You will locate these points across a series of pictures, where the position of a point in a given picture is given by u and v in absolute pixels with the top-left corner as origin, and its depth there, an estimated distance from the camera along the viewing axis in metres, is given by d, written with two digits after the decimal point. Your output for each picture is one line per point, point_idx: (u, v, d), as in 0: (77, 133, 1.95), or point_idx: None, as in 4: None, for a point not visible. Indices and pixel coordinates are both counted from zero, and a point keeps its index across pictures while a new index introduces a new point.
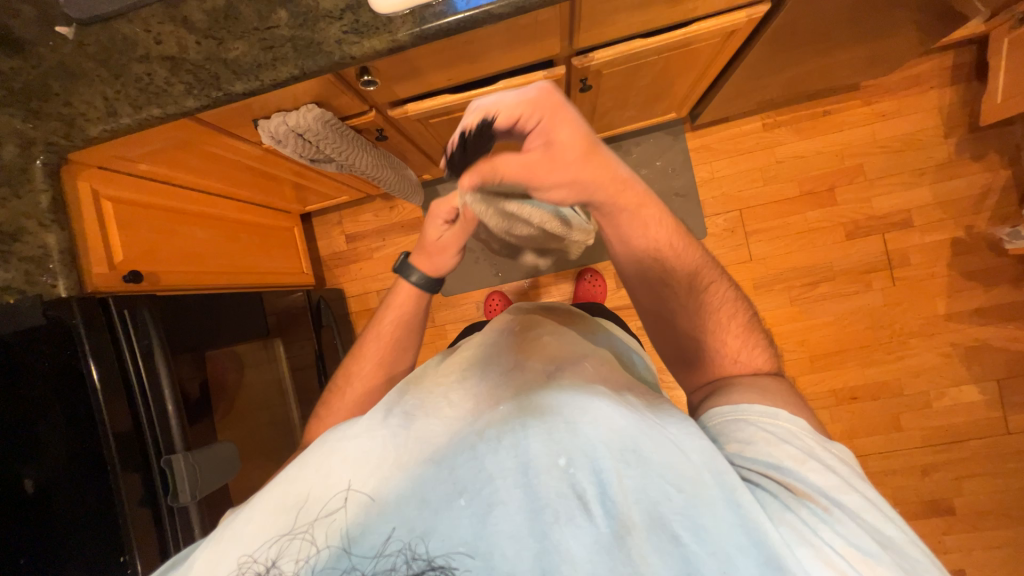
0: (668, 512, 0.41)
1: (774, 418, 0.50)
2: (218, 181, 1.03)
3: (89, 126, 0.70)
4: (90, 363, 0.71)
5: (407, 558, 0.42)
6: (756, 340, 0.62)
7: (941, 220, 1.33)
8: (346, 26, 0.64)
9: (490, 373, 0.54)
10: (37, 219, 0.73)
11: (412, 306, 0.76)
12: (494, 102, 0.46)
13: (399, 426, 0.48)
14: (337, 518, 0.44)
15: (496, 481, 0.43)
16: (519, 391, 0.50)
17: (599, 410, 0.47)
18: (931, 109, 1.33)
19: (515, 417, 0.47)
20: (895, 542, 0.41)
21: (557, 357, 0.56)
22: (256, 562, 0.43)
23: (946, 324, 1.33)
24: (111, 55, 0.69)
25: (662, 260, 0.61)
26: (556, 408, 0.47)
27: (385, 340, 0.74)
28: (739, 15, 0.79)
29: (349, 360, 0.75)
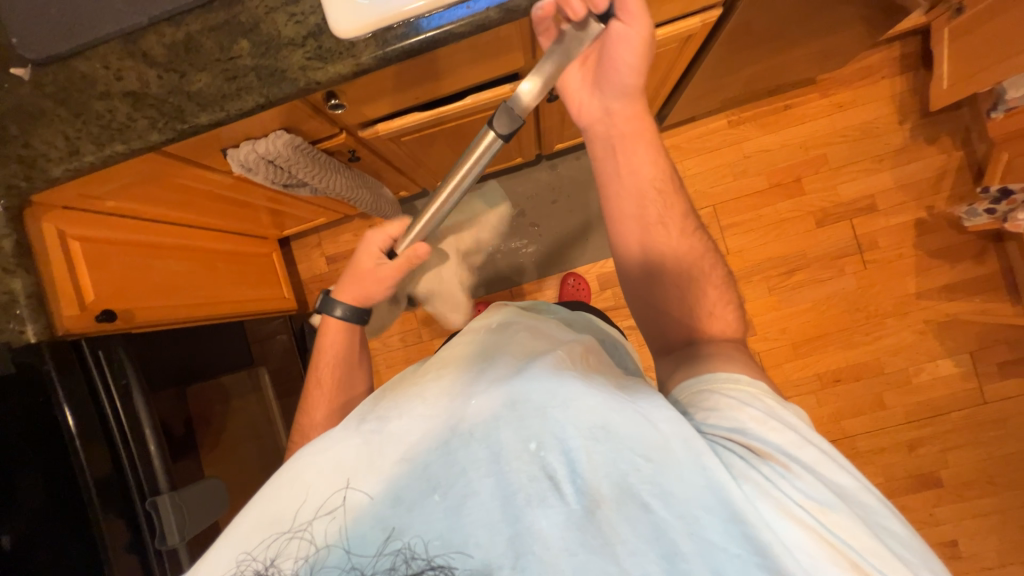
0: (637, 482, 0.41)
1: (737, 383, 0.51)
2: (190, 213, 1.02)
3: (50, 166, 0.69)
4: (65, 409, 0.70)
5: (406, 557, 0.41)
6: (730, 298, 0.64)
7: (904, 203, 1.39)
8: (309, 52, 0.64)
9: (466, 360, 0.51)
10: (1, 265, 0.71)
11: (345, 341, 0.76)
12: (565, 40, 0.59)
13: (372, 431, 0.46)
14: (332, 519, 0.43)
15: (470, 473, 0.42)
16: (486, 381, 0.47)
17: (571, 393, 0.44)
18: (884, 98, 1.39)
19: (483, 407, 0.44)
20: (848, 490, 0.43)
21: (534, 343, 0.54)
22: (255, 560, 0.43)
23: (918, 302, 1.38)
24: (71, 94, 0.68)
25: (659, 198, 0.62)
26: (525, 393, 0.44)
27: (328, 386, 0.73)
28: (693, 21, 0.82)
29: (302, 416, 0.74)
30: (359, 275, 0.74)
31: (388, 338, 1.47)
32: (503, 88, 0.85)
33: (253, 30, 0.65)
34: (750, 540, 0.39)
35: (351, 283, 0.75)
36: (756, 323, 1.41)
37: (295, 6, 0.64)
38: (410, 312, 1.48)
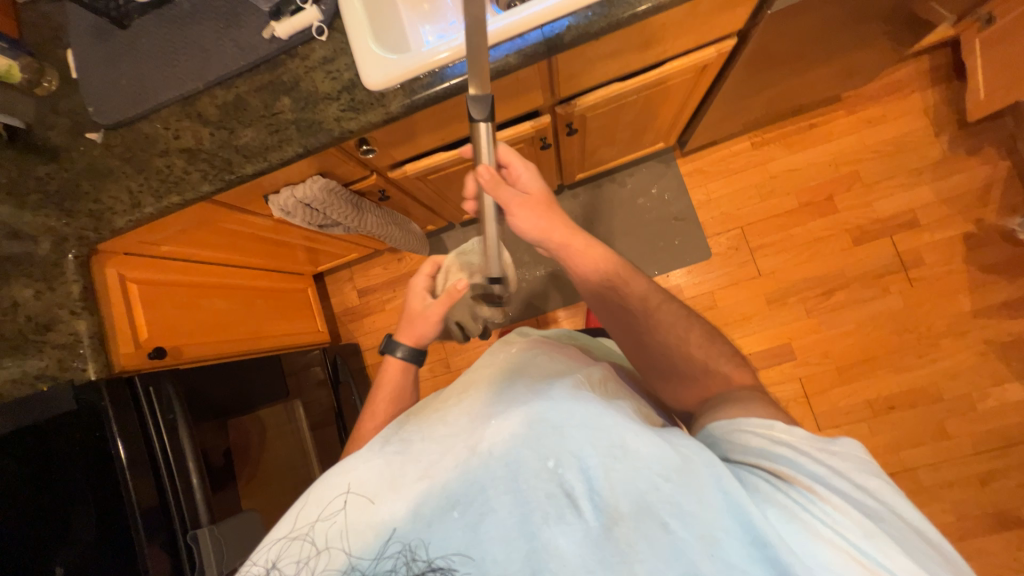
0: (656, 501, 0.40)
1: (771, 430, 0.45)
2: (235, 254, 1.09)
3: (116, 218, 0.76)
4: (118, 443, 0.73)
5: (406, 559, 0.41)
6: (719, 348, 0.61)
7: (949, 217, 1.32)
8: (343, 105, 0.69)
9: (489, 382, 0.50)
10: (69, 308, 0.78)
11: (399, 382, 0.71)
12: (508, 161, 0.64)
13: (395, 452, 0.45)
14: (336, 521, 0.42)
15: (489, 491, 0.42)
16: (503, 403, 0.46)
17: (592, 413, 0.43)
18: (916, 111, 1.36)
19: (503, 427, 0.44)
20: (886, 519, 0.40)
21: (550, 364, 0.54)
22: (255, 565, 0.42)
23: (975, 321, 1.29)
24: (136, 153, 0.76)
25: (614, 286, 0.64)
26: (545, 413, 0.44)
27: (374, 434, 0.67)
28: (708, 51, 0.84)
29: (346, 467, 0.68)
30: (411, 313, 0.74)
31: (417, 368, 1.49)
32: (524, 125, 0.89)
33: (294, 88, 0.71)
34: (772, 562, 0.38)
35: (407, 320, 0.74)
36: (795, 347, 1.34)
37: (332, 65, 0.71)
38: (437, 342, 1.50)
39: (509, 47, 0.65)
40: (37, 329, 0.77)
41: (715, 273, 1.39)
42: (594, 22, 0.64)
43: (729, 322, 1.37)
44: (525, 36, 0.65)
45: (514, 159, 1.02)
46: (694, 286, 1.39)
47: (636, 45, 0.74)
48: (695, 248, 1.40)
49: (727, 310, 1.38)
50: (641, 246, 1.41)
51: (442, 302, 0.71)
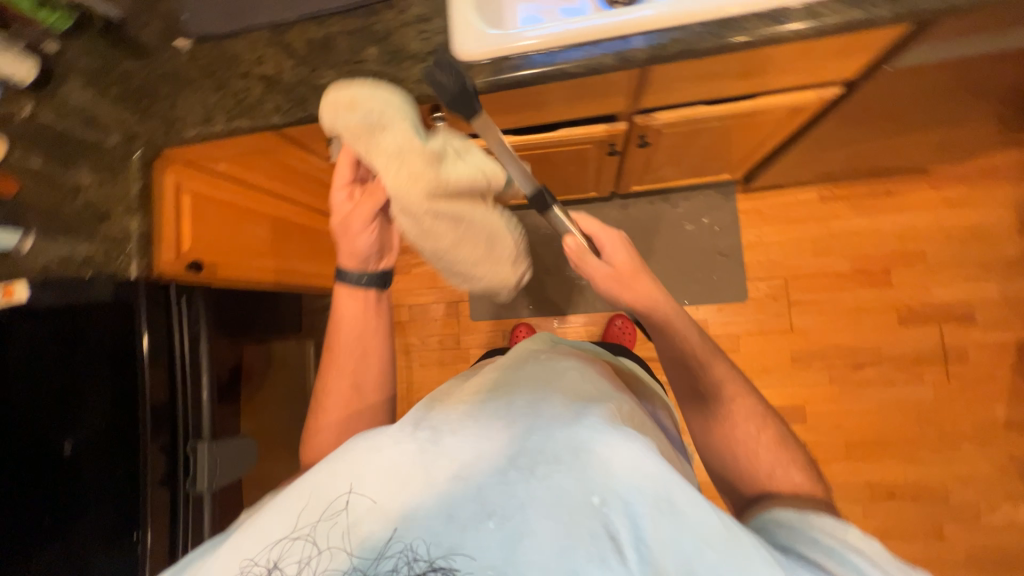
0: (700, 568, 0.39)
1: (845, 534, 0.45)
2: (285, 187, 1.10)
3: (186, 128, 0.77)
4: (143, 337, 0.78)
5: (407, 560, 0.41)
6: (791, 458, 0.61)
7: (1007, 320, 1.25)
8: (428, 68, 0.68)
9: (526, 391, 0.51)
10: (125, 205, 0.81)
11: (362, 307, 0.73)
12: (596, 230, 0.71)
13: (428, 442, 0.46)
14: (336, 523, 0.43)
15: (529, 510, 0.41)
16: (544, 424, 0.47)
17: (636, 454, 0.43)
18: (1004, 203, 1.27)
19: (546, 450, 0.44)
20: None
21: (586, 388, 0.53)
22: (255, 565, 0.42)
23: (1005, 433, 1.23)
24: (218, 69, 0.76)
25: (693, 363, 0.68)
26: (589, 445, 0.44)
27: (346, 355, 0.73)
28: (808, 94, 0.79)
29: (320, 380, 0.74)
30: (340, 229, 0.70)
31: (428, 338, 1.51)
32: (598, 127, 0.86)
33: (384, 41, 0.70)
34: None
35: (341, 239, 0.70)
36: (809, 411, 1.31)
37: (425, 25, 0.70)
38: (453, 317, 1.50)
39: (607, 46, 0.63)
40: (94, 217, 0.80)
41: (745, 318, 1.35)
42: (701, 40, 0.61)
43: (748, 370, 1.34)
44: (627, 39, 0.63)
45: (577, 158, 1.00)
46: (721, 325, 1.36)
47: (736, 72, 0.71)
48: (732, 288, 1.36)
49: (748, 357, 1.34)
50: (679, 272, 1.38)
51: (366, 198, 0.67)
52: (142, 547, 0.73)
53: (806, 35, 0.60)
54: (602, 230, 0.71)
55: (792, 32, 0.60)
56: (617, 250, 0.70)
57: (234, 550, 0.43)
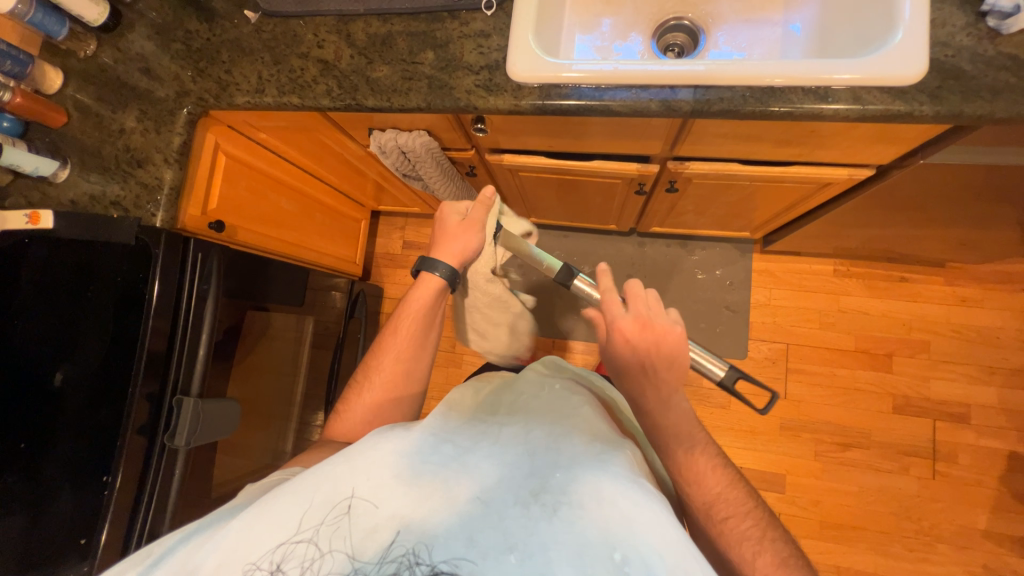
0: None
1: None
2: (317, 164, 1.12)
3: (237, 94, 0.79)
4: (154, 284, 0.78)
5: (409, 563, 0.41)
6: None
7: (1002, 428, 1.24)
8: (479, 80, 0.71)
9: (551, 429, 0.53)
10: (164, 155, 0.84)
11: (437, 295, 0.74)
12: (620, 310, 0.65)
13: (447, 456, 0.48)
14: (340, 529, 0.43)
15: (550, 551, 0.42)
16: (567, 466, 0.48)
17: (655, 513, 0.44)
18: (1016, 311, 1.27)
19: (569, 492, 0.45)
20: None
21: (602, 428, 0.55)
22: (258, 568, 0.42)
23: (983, 542, 1.21)
24: (279, 45, 0.79)
25: (680, 475, 0.64)
26: (612, 496, 0.44)
27: (405, 339, 0.73)
28: (840, 172, 0.81)
29: (371, 355, 0.75)
30: (450, 232, 0.74)
31: None
32: (631, 165, 0.88)
33: (442, 48, 0.73)
34: None
35: (448, 239, 0.74)
36: (788, 482, 1.29)
37: (484, 41, 0.72)
38: (454, 321, 1.51)
39: (654, 93, 0.65)
40: (131, 162, 0.83)
41: None
42: (746, 103, 0.63)
43: (735, 429, 1.33)
44: (675, 90, 0.65)
45: (605, 190, 1.02)
46: None
47: (774, 139, 0.72)
48: (733, 344, 1.36)
49: (737, 416, 1.34)
50: (682, 319, 1.38)
51: (478, 208, 0.75)
52: (109, 494, 0.73)
53: (848, 116, 0.61)
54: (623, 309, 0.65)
55: (835, 112, 0.61)
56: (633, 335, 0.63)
57: (228, 550, 0.42)
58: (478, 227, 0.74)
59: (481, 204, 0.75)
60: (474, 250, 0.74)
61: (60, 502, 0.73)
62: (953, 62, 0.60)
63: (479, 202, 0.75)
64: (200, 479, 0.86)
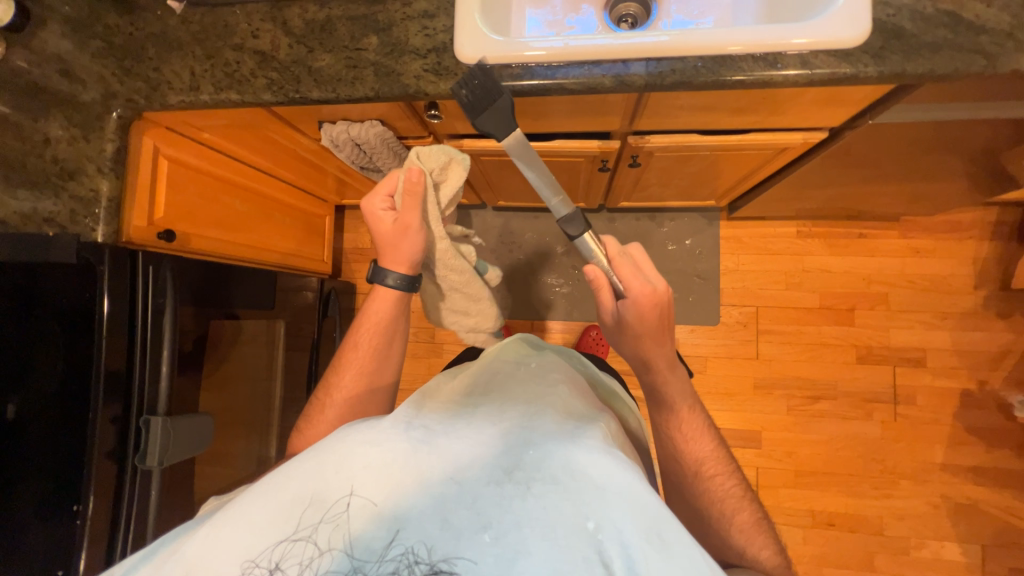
0: None
1: None
2: (270, 162, 1.06)
3: (169, 93, 0.74)
4: (104, 299, 0.75)
5: (408, 563, 0.41)
6: (765, 537, 0.65)
7: (955, 368, 1.33)
8: (427, 65, 0.68)
9: (522, 406, 0.53)
10: (98, 165, 0.78)
11: (392, 308, 0.75)
12: (632, 275, 0.64)
13: (418, 441, 0.47)
14: (336, 526, 0.43)
15: (526, 528, 0.43)
16: (541, 441, 0.48)
17: (629, 483, 0.45)
18: (966, 258, 1.34)
19: (544, 467, 0.46)
20: None
21: (573, 403, 0.56)
22: (257, 566, 0.42)
23: (941, 474, 1.30)
24: (210, 37, 0.74)
25: (677, 433, 0.71)
26: (585, 469, 0.45)
27: (366, 355, 0.75)
28: (795, 136, 0.82)
29: (331, 374, 0.77)
30: (392, 240, 0.69)
31: None
32: (592, 142, 0.87)
33: (385, 31, 0.69)
34: None
35: (382, 245, 0.71)
36: (764, 437, 1.36)
37: (429, 21, 0.69)
38: None
39: (607, 68, 0.63)
40: (61, 173, 0.77)
41: (715, 340, 1.39)
42: (698, 74, 0.62)
43: (711, 392, 1.38)
44: (627, 63, 0.63)
45: (570, 169, 1.01)
46: (692, 346, 1.40)
47: (729, 108, 0.72)
48: (705, 311, 1.40)
49: (713, 379, 1.38)
50: None
51: (409, 206, 0.66)
52: (81, 522, 0.71)
53: (797, 82, 0.61)
54: (638, 279, 0.64)
55: (785, 78, 0.61)
56: (644, 311, 0.65)
57: (223, 559, 0.42)
58: (401, 223, 0.67)
59: (407, 205, 0.66)
60: (421, 248, 0.70)
61: (28, 535, 0.71)
62: (894, 21, 0.60)
63: (409, 198, 0.66)
64: (181, 497, 0.84)
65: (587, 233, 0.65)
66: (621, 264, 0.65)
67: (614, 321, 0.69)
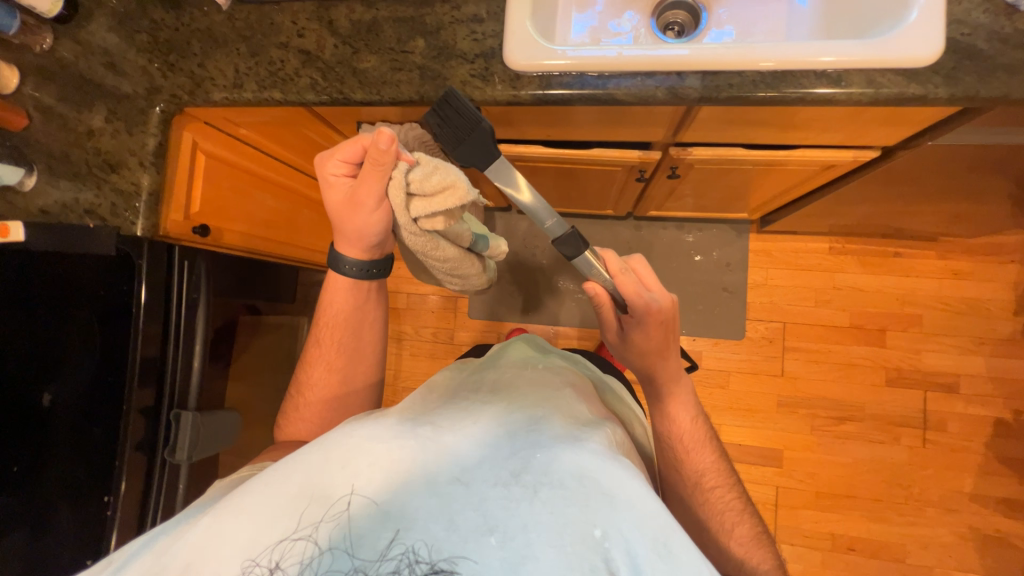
0: None
1: None
2: (305, 159, 1.06)
3: (213, 90, 0.74)
4: (142, 287, 0.76)
5: (409, 561, 0.40)
6: (765, 553, 0.64)
7: (989, 396, 1.28)
8: (475, 70, 0.67)
9: (527, 409, 0.52)
10: (139, 158, 0.78)
11: (353, 299, 0.74)
12: (636, 294, 0.62)
13: (423, 440, 0.46)
14: (338, 522, 0.42)
15: (532, 532, 0.41)
16: (547, 444, 0.47)
17: (637, 487, 0.43)
18: (1006, 283, 1.30)
19: (551, 472, 0.44)
20: None
21: (580, 410, 0.55)
22: (258, 565, 0.41)
23: (969, 504, 1.26)
24: (255, 35, 0.73)
25: (677, 443, 0.69)
26: (590, 474, 0.44)
27: (331, 348, 0.75)
28: (844, 153, 0.79)
29: (301, 369, 0.77)
30: (339, 210, 0.64)
31: (422, 329, 1.50)
32: (632, 153, 0.85)
33: (433, 34, 0.68)
34: None
35: (335, 217, 0.65)
36: (786, 456, 1.33)
37: (478, 26, 0.68)
38: (451, 312, 1.50)
39: (661, 80, 0.62)
40: (103, 166, 0.78)
41: (739, 355, 1.37)
42: (755, 88, 0.60)
43: (733, 407, 1.35)
44: (682, 76, 0.61)
45: (605, 177, 0.99)
46: (715, 359, 1.37)
47: (780, 123, 0.70)
48: (730, 324, 1.37)
49: (735, 395, 1.36)
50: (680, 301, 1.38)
51: (362, 183, 0.60)
52: (110, 516, 0.71)
53: (861, 100, 0.59)
54: (642, 299, 0.62)
55: (848, 96, 0.58)
56: (649, 332, 0.65)
57: (225, 556, 0.41)
58: (355, 201, 0.62)
59: (365, 186, 0.60)
60: (375, 228, 0.65)
61: (57, 522, 0.73)
62: (968, 41, 0.57)
63: (368, 166, 0.58)
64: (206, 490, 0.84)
65: (587, 251, 0.60)
66: (624, 281, 0.62)
67: (620, 338, 0.69)
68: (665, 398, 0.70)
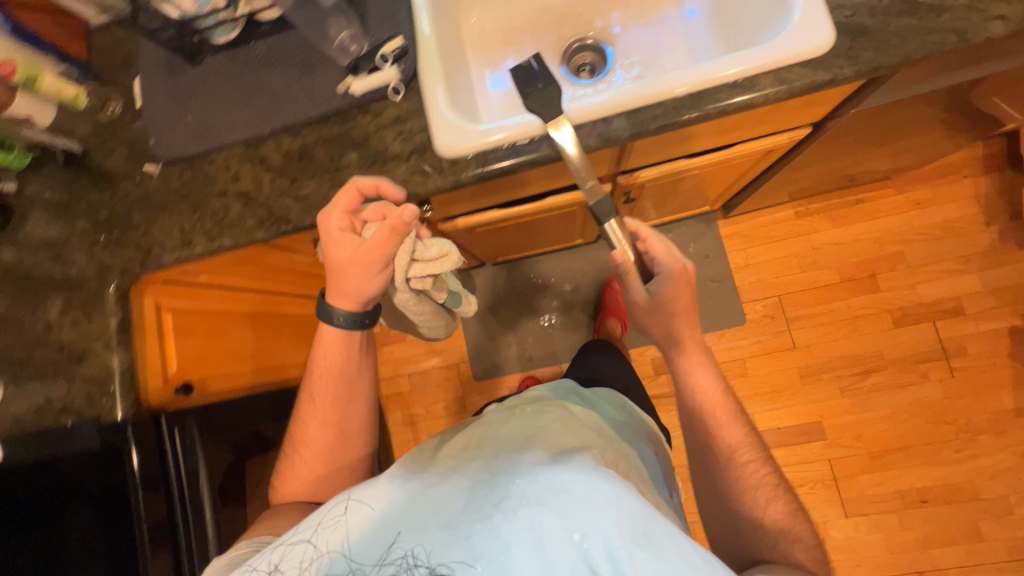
0: None
1: None
2: (273, 281, 1.05)
3: (163, 255, 0.74)
4: (134, 464, 0.76)
5: (406, 566, 0.44)
6: (801, 526, 0.60)
7: (995, 308, 1.29)
8: (413, 167, 0.68)
9: (516, 445, 0.53)
10: (105, 341, 0.76)
11: (343, 350, 0.70)
12: (659, 249, 0.68)
13: (417, 489, 0.50)
14: (337, 526, 0.48)
15: (510, 548, 0.42)
16: (528, 468, 0.47)
17: (615, 493, 0.43)
18: (968, 198, 1.33)
19: (530, 488, 0.45)
20: None
21: (568, 438, 0.55)
22: (258, 568, 0.48)
23: (1017, 420, 1.24)
24: (193, 191, 0.74)
25: (705, 413, 0.67)
26: (566, 487, 0.44)
27: (325, 404, 0.70)
28: (779, 137, 0.81)
29: (293, 428, 0.72)
30: (342, 264, 0.63)
31: (433, 406, 1.46)
32: (583, 191, 0.87)
33: (363, 144, 0.70)
34: None
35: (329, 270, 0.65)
36: (827, 426, 1.30)
37: (404, 125, 0.69)
38: (456, 381, 1.46)
39: (590, 129, 0.64)
40: (69, 359, 0.74)
41: (747, 340, 1.36)
42: (679, 114, 0.62)
43: (760, 393, 1.33)
44: (608, 120, 0.63)
45: (565, 218, 1.00)
46: (726, 351, 1.36)
47: (712, 131, 0.72)
48: (728, 313, 1.37)
49: (757, 380, 1.34)
50: None
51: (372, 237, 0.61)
52: None
53: (777, 97, 0.61)
54: (668, 252, 0.68)
55: (765, 97, 0.61)
56: (680, 287, 0.67)
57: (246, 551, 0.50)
58: (360, 257, 0.62)
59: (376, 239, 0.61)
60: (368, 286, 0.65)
61: None
62: (855, 21, 0.61)
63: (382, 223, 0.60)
64: None
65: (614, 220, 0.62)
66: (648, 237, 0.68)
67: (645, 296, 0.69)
68: (691, 368, 0.69)
